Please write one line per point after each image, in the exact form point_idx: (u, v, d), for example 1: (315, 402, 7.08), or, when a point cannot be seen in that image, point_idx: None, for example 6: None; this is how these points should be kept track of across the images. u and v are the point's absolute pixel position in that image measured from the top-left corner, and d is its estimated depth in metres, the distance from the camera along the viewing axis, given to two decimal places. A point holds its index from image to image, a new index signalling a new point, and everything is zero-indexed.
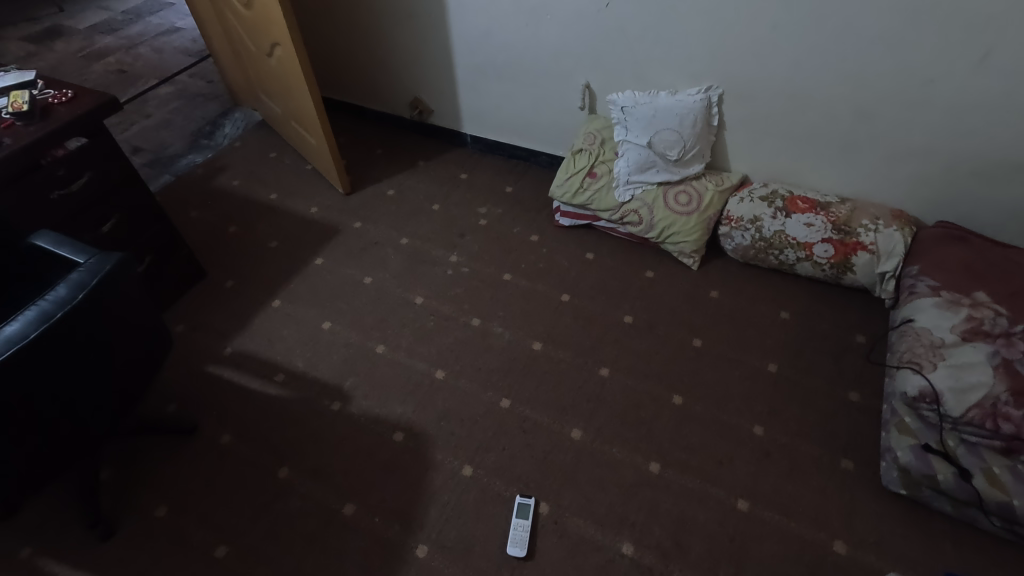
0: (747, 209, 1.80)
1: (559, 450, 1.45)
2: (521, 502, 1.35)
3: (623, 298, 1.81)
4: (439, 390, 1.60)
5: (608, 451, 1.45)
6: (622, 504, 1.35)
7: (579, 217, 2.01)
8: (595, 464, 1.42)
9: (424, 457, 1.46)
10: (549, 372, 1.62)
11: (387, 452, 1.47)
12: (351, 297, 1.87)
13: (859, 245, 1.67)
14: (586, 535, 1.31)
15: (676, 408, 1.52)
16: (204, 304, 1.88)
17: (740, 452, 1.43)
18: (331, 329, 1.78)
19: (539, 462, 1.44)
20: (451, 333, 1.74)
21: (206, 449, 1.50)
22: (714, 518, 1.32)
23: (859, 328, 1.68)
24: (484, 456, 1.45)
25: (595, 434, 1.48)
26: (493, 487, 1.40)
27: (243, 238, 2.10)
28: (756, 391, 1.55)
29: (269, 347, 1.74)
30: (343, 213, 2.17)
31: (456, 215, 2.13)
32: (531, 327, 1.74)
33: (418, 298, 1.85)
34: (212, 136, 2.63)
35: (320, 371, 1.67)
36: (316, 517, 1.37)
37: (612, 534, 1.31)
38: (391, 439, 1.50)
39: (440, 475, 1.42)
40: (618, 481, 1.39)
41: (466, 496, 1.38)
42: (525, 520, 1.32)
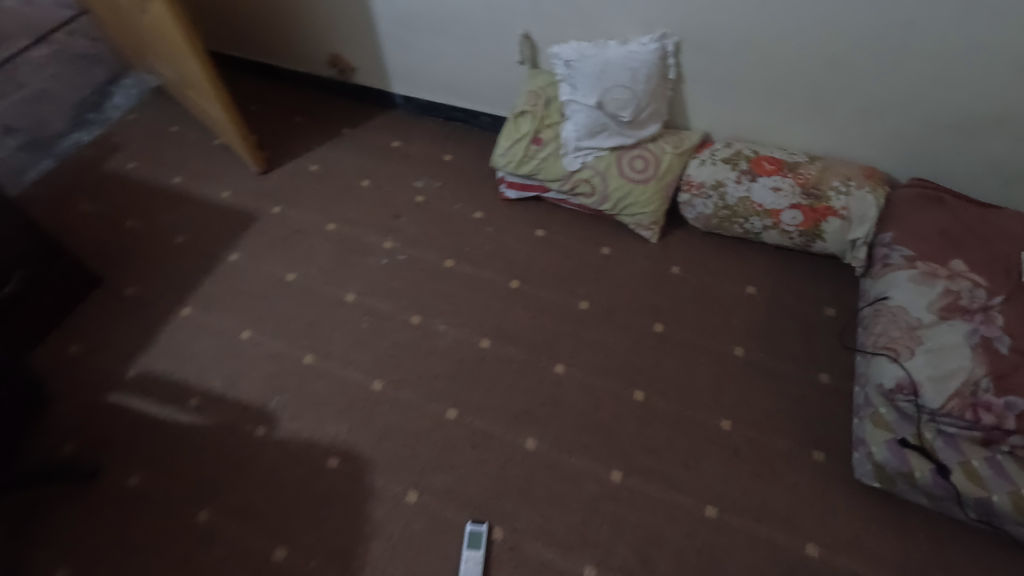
0: (708, 173, 1.63)
1: (513, 464, 1.32)
2: (471, 529, 1.23)
3: (577, 281, 1.64)
4: (378, 404, 1.43)
5: (567, 461, 1.32)
6: (584, 521, 1.24)
7: (526, 190, 1.80)
8: (553, 478, 1.30)
9: (364, 485, 1.31)
10: (499, 374, 1.46)
11: (321, 483, 1.32)
12: (274, 298, 1.65)
13: (829, 211, 1.53)
14: (545, 560, 1.20)
15: (639, 406, 1.40)
16: (101, 318, 1.63)
17: (707, 451, 1.33)
18: (252, 339, 1.57)
19: (491, 480, 1.30)
20: (389, 335, 1.55)
21: (109, 496, 1.31)
22: (683, 530, 1.23)
23: (828, 301, 1.56)
24: (431, 479, 1.31)
25: (552, 442, 1.35)
26: (441, 513, 1.27)
27: (144, 235, 1.82)
28: (722, 380, 1.43)
29: (181, 367, 1.52)
30: (259, 197, 1.90)
31: (389, 192, 1.89)
32: (477, 322, 1.57)
33: (350, 296, 1.64)
34: (100, 109, 2.26)
35: (242, 391, 1.47)
36: (242, 566, 1.22)
37: (573, 557, 1.20)
38: (326, 467, 1.34)
39: (384, 505, 1.28)
40: (578, 495, 1.28)
41: (412, 528, 1.25)
42: (477, 552, 1.20)
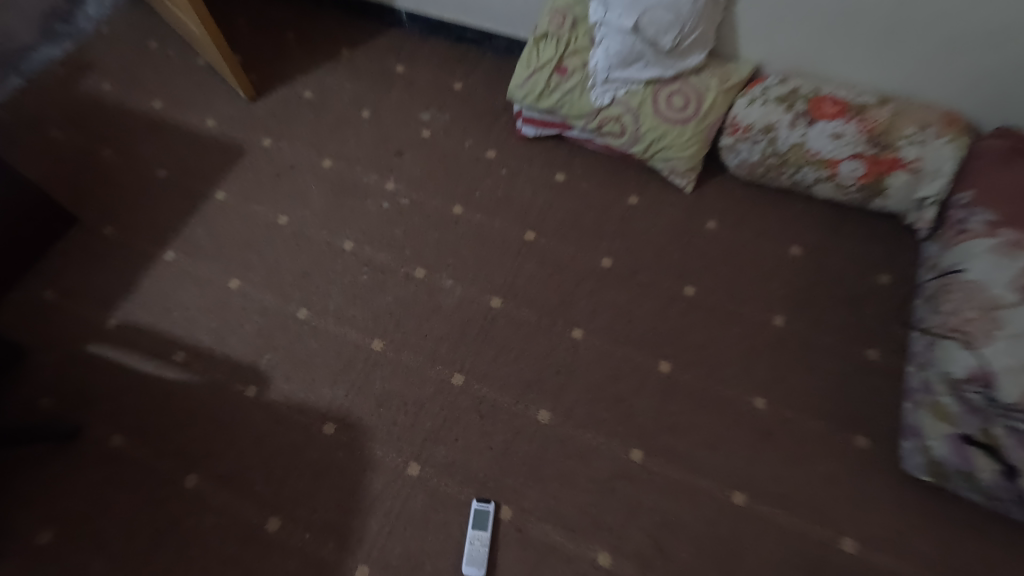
0: (758, 115, 1.40)
1: (522, 438, 1.22)
2: (478, 509, 1.14)
3: (599, 235, 1.47)
4: (376, 366, 1.31)
5: (582, 438, 1.21)
6: (597, 504, 1.15)
7: (547, 125, 1.59)
8: (565, 455, 1.20)
9: (361, 454, 1.22)
10: (510, 338, 1.33)
11: (314, 450, 1.22)
12: (264, 244, 1.50)
13: (896, 163, 1.32)
14: (554, 543, 1.12)
15: (662, 379, 1.27)
16: (77, 260, 1.49)
17: (736, 431, 1.21)
18: (240, 289, 1.43)
19: (498, 455, 1.20)
20: (390, 289, 1.41)
21: (92, 457, 1.23)
22: (705, 517, 1.13)
23: (883, 266, 1.39)
24: (433, 451, 1.21)
25: (567, 415, 1.24)
26: (444, 489, 1.18)
27: (121, 167, 1.65)
28: (757, 353, 1.29)
29: (164, 318, 1.40)
30: (246, 127, 1.71)
31: (391, 126, 1.68)
32: (487, 278, 1.41)
33: (347, 244, 1.49)
34: (71, 19, 1.99)
35: (229, 346, 1.36)
36: (235, 537, 1.15)
37: (585, 542, 1.12)
38: (320, 433, 1.24)
39: (382, 478, 1.19)
40: (593, 475, 1.17)
41: (413, 503, 1.16)
42: (484, 533, 1.12)
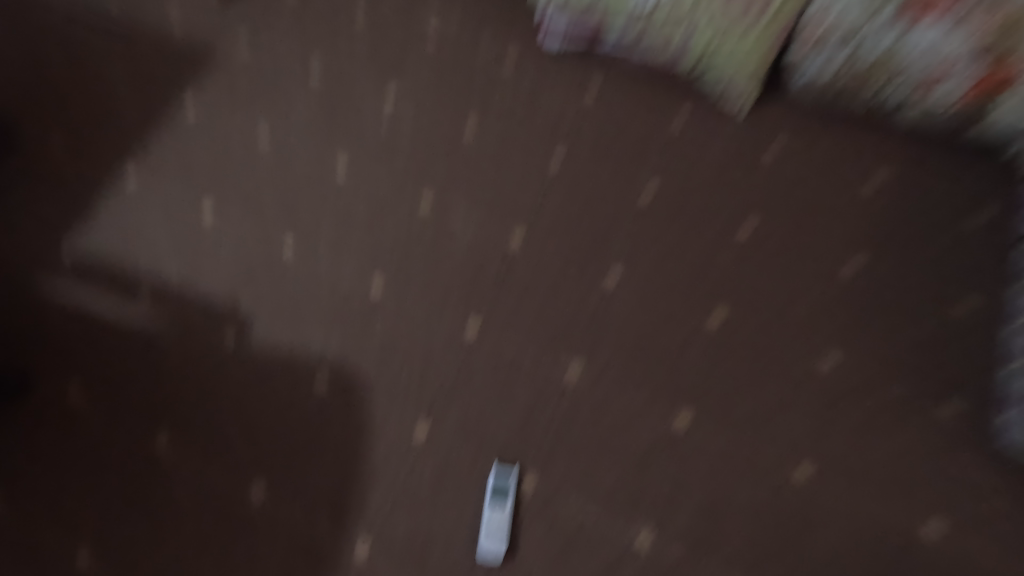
0: (846, 11, 1.10)
1: (548, 401, 1.05)
2: (496, 481, 0.98)
3: (637, 167, 1.25)
4: (377, 315, 1.13)
5: (617, 401, 1.05)
6: (635, 477, 1.00)
7: (577, 27, 1.29)
8: (598, 420, 1.04)
9: (359, 417, 1.04)
10: (532, 286, 1.15)
11: (304, 411, 1.05)
12: (242, 171, 1.28)
13: (1013, 75, 1.07)
14: (585, 522, 0.97)
15: (711, 336, 1.09)
16: (23, 187, 1.27)
17: (796, 397, 1.04)
18: (214, 224, 1.22)
19: (520, 418, 1.04)
20: (392, 227, 1.21)
21: (48, 415, 1.06)
22: (759, 494, 0.98)
23: (969, 207, 1.19)
24: (444, 414, 1.04)
25: (599, 374, 1.07)
26: (457, 458, 1.01)
27: (71, 78, 1.39)
28: (821, 307, 1.11)
29: (126, 256, 1.20)
30: (219, 33, 1.44)
31: (390, 33, 1.43)
32: (506, 217, 1.21)
33: (341, 173, 1.27)
34: None
35: (204, 289, 1.16)
36: (216, 508, 0.99)
37: (621, 520, 0.97)
38: (311, 392, 1.07)
39: (384, 444, 1.02)
40: (629, 445, 1.02)
41: (419, 474, 1.00)
42: (504, 509, 0.96)
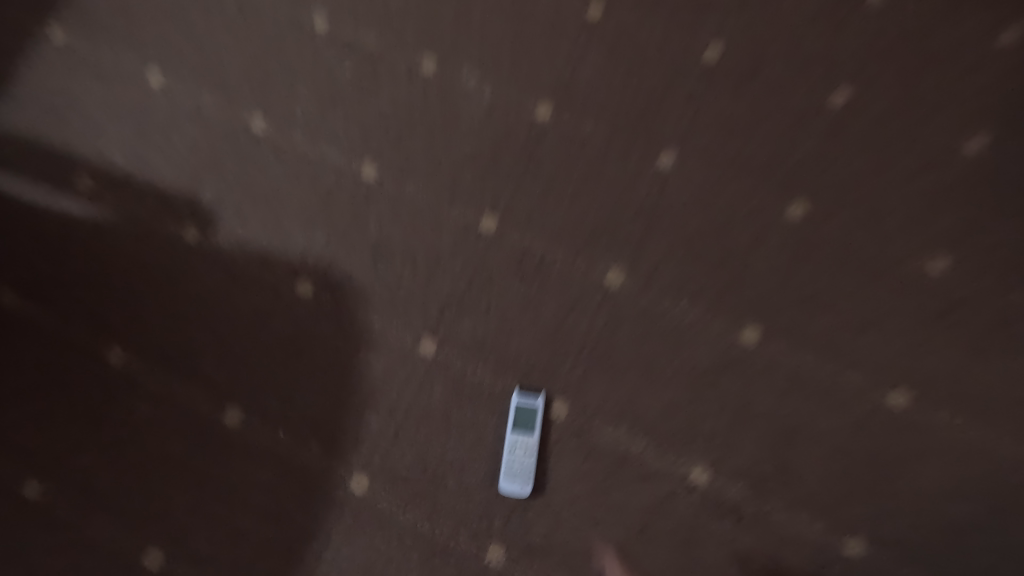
0: None
1: (584, 310, 0.85)
2: (519, 405, 0.80)
3: (700, 18, 0.97)
4: (372, 203, 0.91)
5: (668, 311, 0.84)
6: (692, 402, 0.80)
7: None
8: (647, 333, 0.83)
9: (353, 328, 0.85)
10: (565, 169, 0.91)
11: (287, 319, 0.86)
12: (196, 24, 1.01)
13: None
14: (630, 454, 0.79)
15: (789, 232, 0.87)
16: None
17: (896, 307, 0.83)
18: (166, 91, 0.98)
19: (548, 331, 0.84)
20: (388, 93, 0.96)
21: None
22: (847, 424, 0.79)
23: None
24: (456, 325, 0.85)
25: (647, 280, 0.86)
26: (472, 376, 0.82)
27: None
28: (931, 197, 0.87)
29: (58, 130, 0.96)
30: None
31: None
32: (531, 80, 0.95)
33: (320, 26, 1.00)
34: None
35: (158, 173, 0.94)
36: (179, 434, 0.82)
37: (674, 453, 0.79)
38: (294, 297, 0.87)
39: (384, 360, 0.84)
40: (686, 363, 0.82)
41: (428, 395, 0.82)
42: (529, 438, 0.78)
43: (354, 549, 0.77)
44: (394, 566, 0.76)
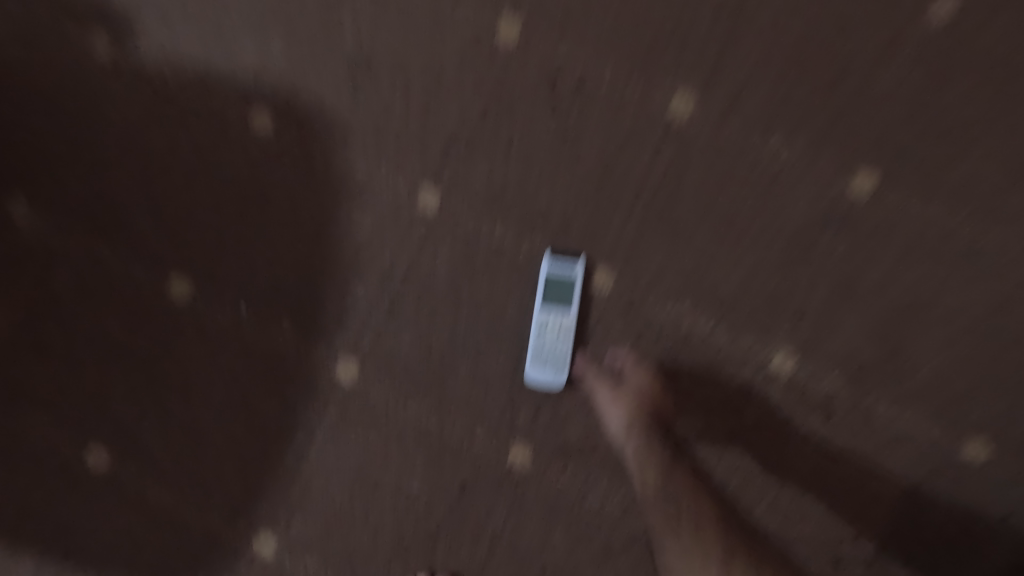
0: None
1: (640, 150, 0.62)
2: (552, 274, 0.61)
3: None
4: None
5: (756, 150, 0.61)
6: (779, 274, 0.61)
7: None
8: (724, 183, 0.61)
9: (326, 174, 0.63)
10: None
11: (233, 163, 0.63)
12: None
13: None
14: (694, 338, 0.61)
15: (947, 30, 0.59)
16: None
17: None
18: None
19: (590, 180, 0.62)
20: None
21: None
22: (984, 301, 0.60)
23: None
24: (465, 171, 0.62)
25: (732, 105, 0.61)
26: (490, 240, 0.62)
27: None
28: None
29: None
30: None
31: None
32: None
33: None
34: None
35: None
36: (113, 314, 0.63)
37: (752, 338, 0.61)
38: (241, 133, 0.63)
39: (371, 217, 0.63)
40: (775, 223, 0.61)
41: (431, 264, 0.62)
42: (565, 315, 0.60)
43: (345, 447, 0.62)
44: (397, 468, 0.62)
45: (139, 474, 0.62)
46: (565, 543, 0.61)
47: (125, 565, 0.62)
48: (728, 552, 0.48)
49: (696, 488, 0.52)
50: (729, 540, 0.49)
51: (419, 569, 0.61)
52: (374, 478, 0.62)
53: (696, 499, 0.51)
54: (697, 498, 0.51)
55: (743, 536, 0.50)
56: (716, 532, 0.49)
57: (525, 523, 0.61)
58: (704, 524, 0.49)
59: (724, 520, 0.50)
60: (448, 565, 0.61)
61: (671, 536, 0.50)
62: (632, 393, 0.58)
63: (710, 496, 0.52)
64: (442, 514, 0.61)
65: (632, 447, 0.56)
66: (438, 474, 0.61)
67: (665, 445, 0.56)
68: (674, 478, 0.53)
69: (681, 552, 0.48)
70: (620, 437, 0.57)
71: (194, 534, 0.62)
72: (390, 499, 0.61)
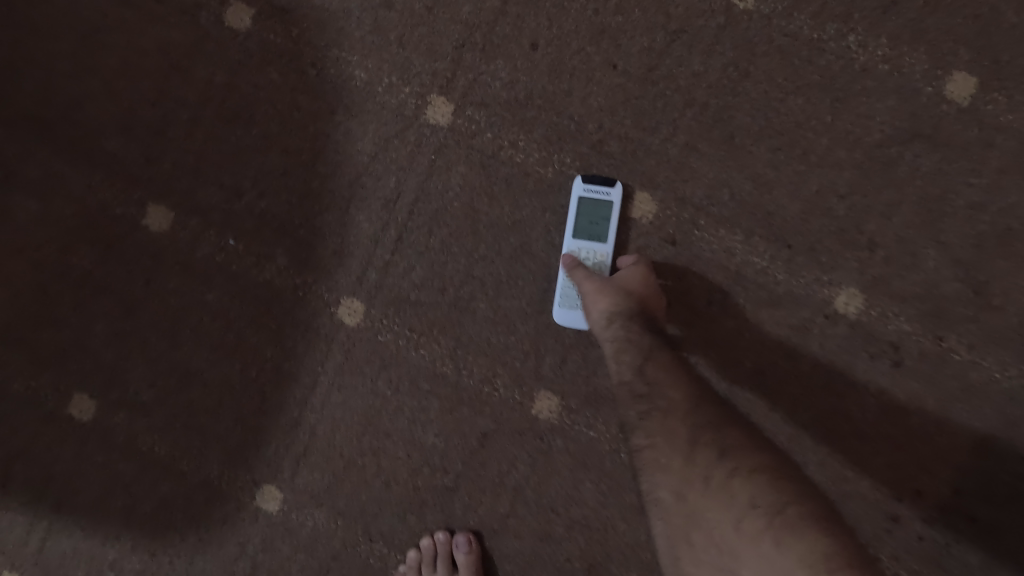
0: None
1: (690, 51, 0.52)
2: (584, 200, 0.52)
3: None
4: None
5: (831, 49, 0.51)
6: (850, 200, 0.52)
7: None
8: (790, 91, 0.52)
9: (319, 82, 0.54)
10: None
11: (212, 70, 0.54)
12: None
13: None
14: (746, 274, 0.53)
15: None
16: None
17: None
18: None
19: (631, 88, 0.52)
20: None
21: None
22: None
23: None
24: (483, 78, 0.53)
25: None
26: (512, 161, 0.53)
27: None
28: None
29: None
30: None
31: None
32: None
33: None
34: None
35: None
36: (87, 246, 0.56)
37: (814, 274, 0.53)
38: (218, 33, 0.54)
39: (373, 133, 0.54)
40: (847, 139, 0.52)
41: (445, 189, 0.54)
42: (599, 250, 0.53)
43: (351, 394, 0.56)
44: (408, 417, 0.56)
45: (128, 421, 0.57)
46: (596, 500, 0.55)
47: (122, 515, 0.57)
48: (694, 435, 0.41)
49: (675, 374, 0.45)
50: (695, 423, 0.42)
51: (436, 526, 0.56)
52: (383, 427, 0.56)
53: (668, 384, 0.44)
54: (667, 381, 0.44)
55: (718, 417, 0.42)
56: (680, 417, 0.42)
57: (551, 477, 0.55)
58: (673, 410, 0.43)
59: (695, 403, 0.43)
60: (468, 522, 0.56)
61: (639, 428, 0.44)
62: (617, 284, 0.50)
63: (687, 379, 0.45)
64: (459, 467, 0.56)
65: (609, 338, 0.48)
66: (455, 424, 0.55)
67: (647, 334, 0.47)
68: (650, 365, 0.45)
69: (645, 444, 0.43)
70: (597, 327, 0.49)
71: (192, 484, 0.57)
72: (402, 450, 0.56)
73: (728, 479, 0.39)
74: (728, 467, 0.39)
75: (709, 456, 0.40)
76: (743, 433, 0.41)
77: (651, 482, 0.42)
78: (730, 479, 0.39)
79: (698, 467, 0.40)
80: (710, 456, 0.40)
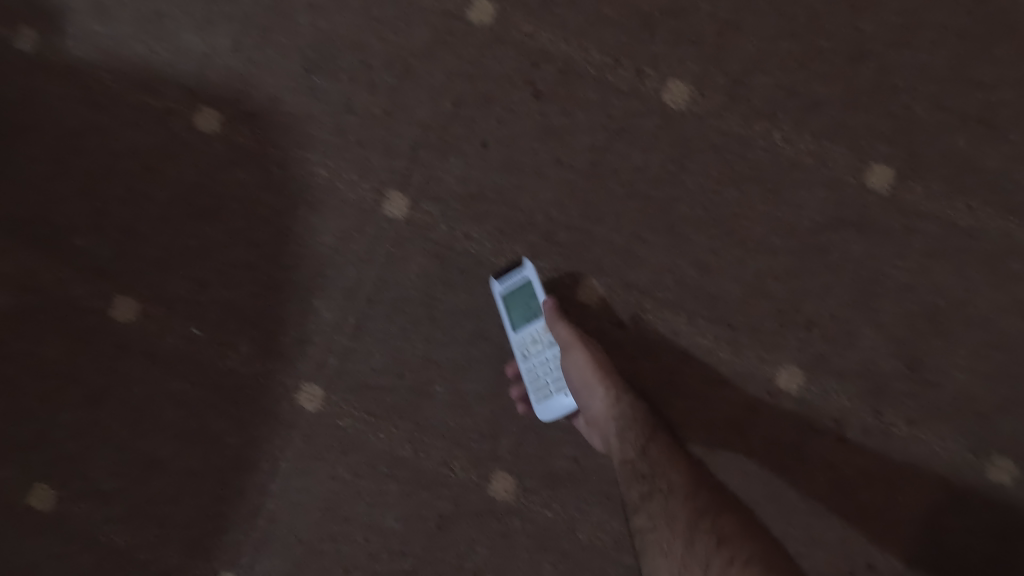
0: None
1: (630, 149, 0.56)
2: (509, 294, 0.54)
3: None
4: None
5: (761, 145, 0.55)
6: (786, 283, 0.55)
7: None
8: (725, 185, 0.55)
9: (282, 181, 0.57)
10: None
11: (181, 170, 0.57)
12: None
13: None
14: (692, 355, 0.56)
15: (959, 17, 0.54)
16: None
17: None
18: None
19: (577, 184, 0.56)
20: None
21: None
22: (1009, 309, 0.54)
23: None
24: (437, 175, 0.56)
25: (732, 94, 0.55)
26: (467, 251, 0.56)
27: None
28: None
29: None
30: None
31: None
32: None
33: None
34: None
35: None
36: (56, 337, 0.57)
37: (756, 355, 0.55)
38: (188, 138, 0.57)
39: (334, 226, 0.56)
40: (780, 227, 0.55)
41: (402, 278, 0.56)
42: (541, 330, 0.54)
43: (312, 479, 0.56)
44: (368, 501, 0.56)
45: (90, 511, 0.57)
46: None
47: None
48: (693, 519, 0.43)
49: (676, 458, 0.47)
50: (695, 508, 0.43)
51: None
52: (343, 512, 0.56)
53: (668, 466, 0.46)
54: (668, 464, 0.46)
55: (716, 502, 0.44)
56: (680, 499, 0.44)
57: (510, 559, 0.56)
58: (674, 493, 0.45)
59: (693, 486, 0.45)
60: None
61: (643, 510, 0.46)
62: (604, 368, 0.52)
63: (689, 464, 0.47)
64: (420, 550, 0.56)
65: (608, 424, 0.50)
66: (414, 507, 0.56)
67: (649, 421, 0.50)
68: (653, 447, 0.48)
69: (649, 526, 0.45)
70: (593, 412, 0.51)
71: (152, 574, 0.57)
72: (362, 534, 0.56)
73: (723, 567, 0.39)
74: (723, 556, 0.40)
75: (707, 543, 0.41)
76: (739, 520, 0.42)
77: (656, 566, 0.44)
78: (725, 567, 0.39)
79: (697, 554, 0.41)
80: (707, 542, 0.41)
